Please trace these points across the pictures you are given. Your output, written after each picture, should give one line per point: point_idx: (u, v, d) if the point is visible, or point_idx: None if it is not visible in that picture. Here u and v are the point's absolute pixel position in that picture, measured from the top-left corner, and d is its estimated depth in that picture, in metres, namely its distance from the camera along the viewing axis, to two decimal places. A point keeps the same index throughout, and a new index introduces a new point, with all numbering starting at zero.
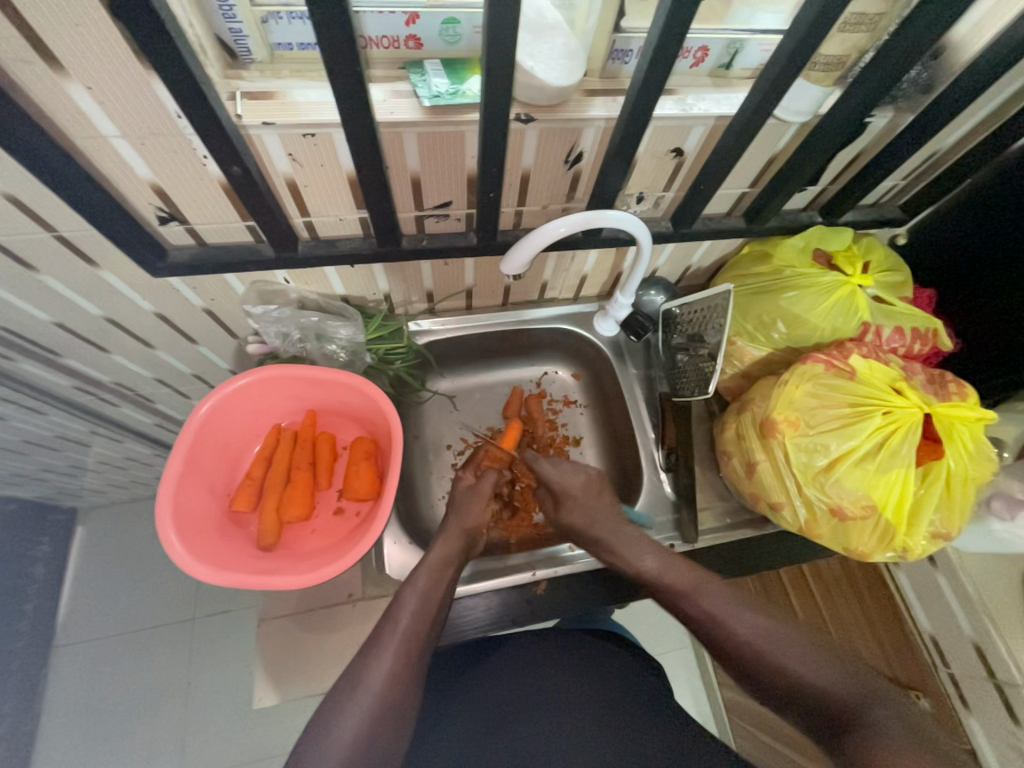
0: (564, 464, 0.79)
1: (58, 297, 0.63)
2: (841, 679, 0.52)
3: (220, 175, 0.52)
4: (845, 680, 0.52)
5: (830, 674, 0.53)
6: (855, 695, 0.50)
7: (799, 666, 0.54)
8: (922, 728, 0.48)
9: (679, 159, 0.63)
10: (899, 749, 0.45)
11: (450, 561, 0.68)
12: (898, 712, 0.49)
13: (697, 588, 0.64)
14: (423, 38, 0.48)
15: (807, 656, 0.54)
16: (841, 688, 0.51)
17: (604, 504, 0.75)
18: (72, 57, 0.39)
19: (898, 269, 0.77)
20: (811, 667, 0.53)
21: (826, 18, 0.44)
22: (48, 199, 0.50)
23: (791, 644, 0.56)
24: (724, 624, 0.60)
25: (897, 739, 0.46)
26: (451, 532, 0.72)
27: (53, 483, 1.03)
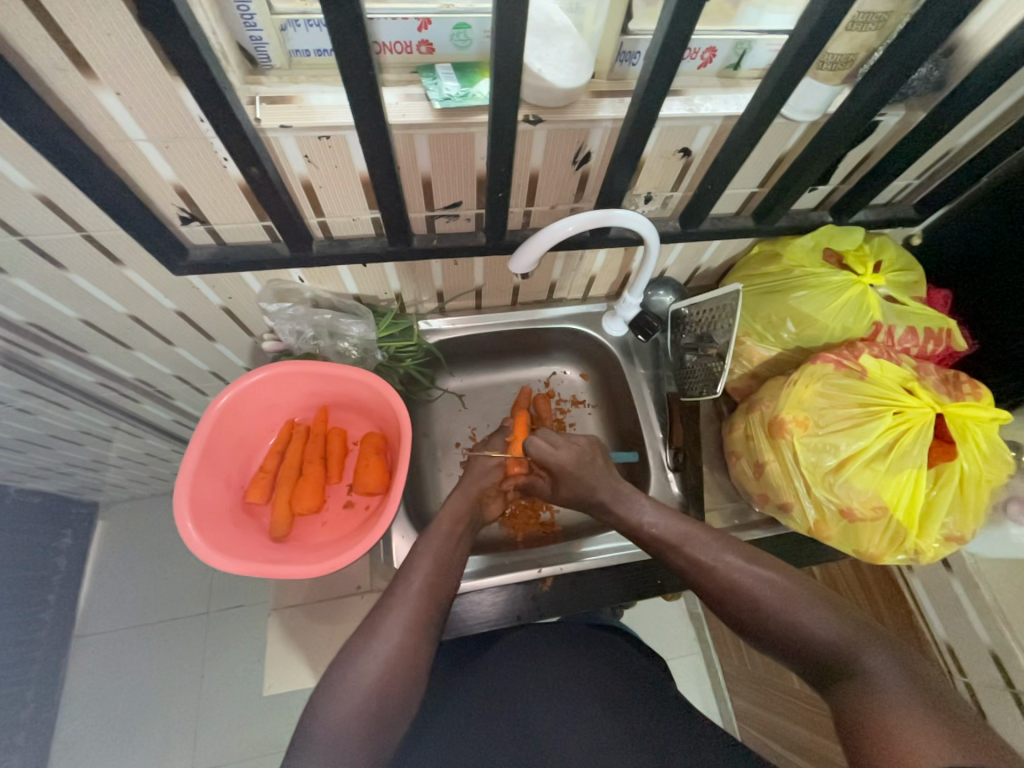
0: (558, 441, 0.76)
1: (84, 295, 0.65)
2: (835, 626, 0.54)
3: (239, 176, 0.54)
4: (839, 627, 0.54)
5: (825, 621, 0.54)
6: (848, 641, 0.52)
7: (795, 617, 0.56)
8: (914, 666, 0.50)
9: (687, 159, 0.64)
10: (892, 690, 0.48)
11: (463, 520, 0.72)
12: (890, 652, 0.51)
13: (686, 538, 0.66)
14: (435, 43, 0.49)
15: (802, 606, 0.56)
16: (835, 635, 0.53)
17: (596, 471, 0.75)
18: (103, 64, 0.42)
19: (911, 268, 0.76)
20: (809, 614, 0.55)
21: (832, 17, 0.44)
22: (79, 200, 0.53)
23: (787, 596, 0.57)
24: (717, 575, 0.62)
25: (889, 680, 0.48)
26: (461, 499, 0.75)
27: (76, 477, 1.07)
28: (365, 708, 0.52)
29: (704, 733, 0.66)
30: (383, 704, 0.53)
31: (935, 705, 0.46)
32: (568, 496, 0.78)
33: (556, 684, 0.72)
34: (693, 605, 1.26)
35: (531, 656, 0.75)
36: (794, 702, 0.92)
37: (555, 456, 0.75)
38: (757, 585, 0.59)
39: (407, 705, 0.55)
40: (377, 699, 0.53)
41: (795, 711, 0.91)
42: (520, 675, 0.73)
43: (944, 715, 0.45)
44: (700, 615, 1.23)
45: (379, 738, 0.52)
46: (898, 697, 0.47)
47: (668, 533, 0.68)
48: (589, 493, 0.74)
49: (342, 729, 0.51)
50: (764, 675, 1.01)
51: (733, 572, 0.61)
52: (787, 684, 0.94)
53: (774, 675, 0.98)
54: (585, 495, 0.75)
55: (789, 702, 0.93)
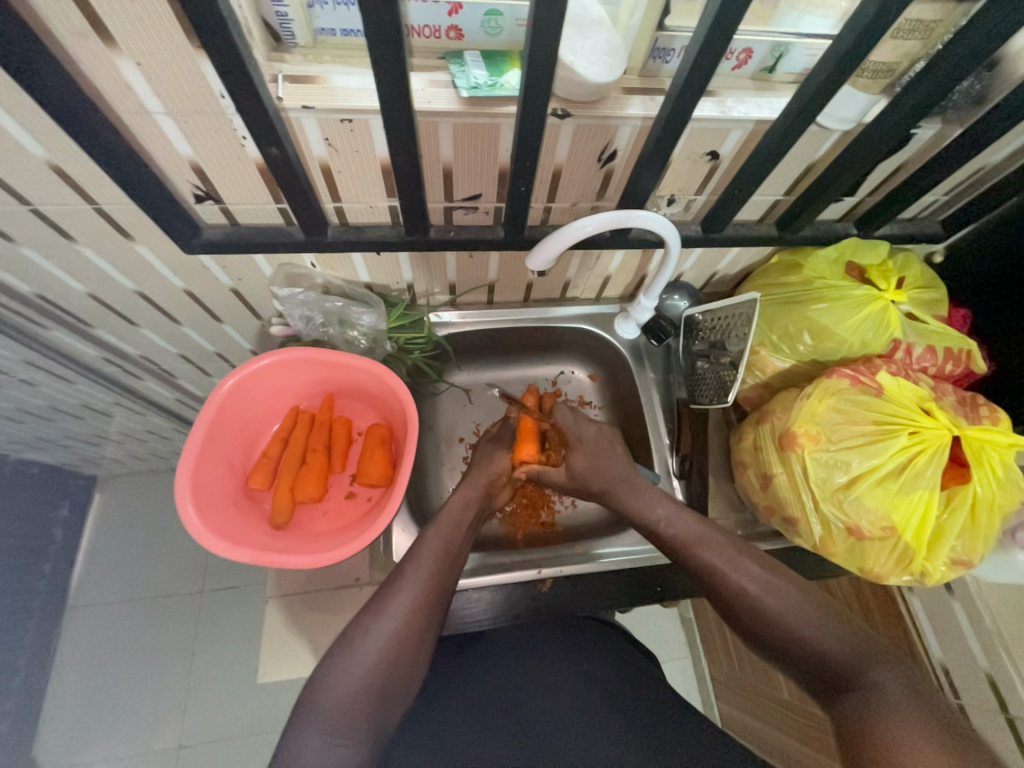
0: (581, 415, 0.82)
1: (94, 269, 0.64)
2: (841, 639, 0.54)
3: (258, 156, 0.53)
4: (847, 636, 0.54)
5: (831, 630, 0.54)
6: (855, 652, 0.52)
7: (800, 623, 0.56)
8: (915, 683, 0.49)
9: (714, 162, 0.62)
10: (895, 702, 0.48)
11: (473, 506, 0.73)
12: (897, 667, 0.51)
13: (704, 538, 0.66)
14: (465, 29, 0.48)
15: (809, 616, 0.56)
16: (841, 645, 0.53)
17: (613, 456, 0.77)
18: (124, 32, 0.40)
19: (932, 285, 0.75)
20: (814, 628, 0.55)
21: (879, 24, 0.42)
22: (92, 171, 0.52)
23: (794, 605, 0.57)
24: (723, 584, 0.61)
25: (895, 694, 0.48)
26: (474, 483, 0.76)
27: (76, 450, 1.07)
28: (368, 687, 0.53)
29: (695, 736, 0.66)
30: (385, 685, 0.54)
31: (936, 721, 0.46)
32: (580, 484, 0.78)
33: (556, 679, 0.71)
34: (685, 610, 1.27)
35: (528, 650, 0.75)
36: (781, 713, 0.92)
37: (577, 427, 0.80)
38: (763, 593, 0.59)
39: (408, 688, 0.56)
40: (380, 679, 0.54)
41: (786, 723, 0.90)
42: (519, 668, 0.73)
43: (947, 739, 0.44)
44: (692, 620, 1.23)
45: (378, 718, 0.53)
46: (901, 710, 0.47)
47: (687, 534, 0.67)
48: (602, 480, 0.75)
49: (342, 706, 0.52)
50: (753, 684, 1.01)
51: (742, 578, 0.61)
52: (776, 695, 0.94)
53: (763, 684, 0.98)
54: (598, 484, 0.76)
55: (778, 712, 0.93)
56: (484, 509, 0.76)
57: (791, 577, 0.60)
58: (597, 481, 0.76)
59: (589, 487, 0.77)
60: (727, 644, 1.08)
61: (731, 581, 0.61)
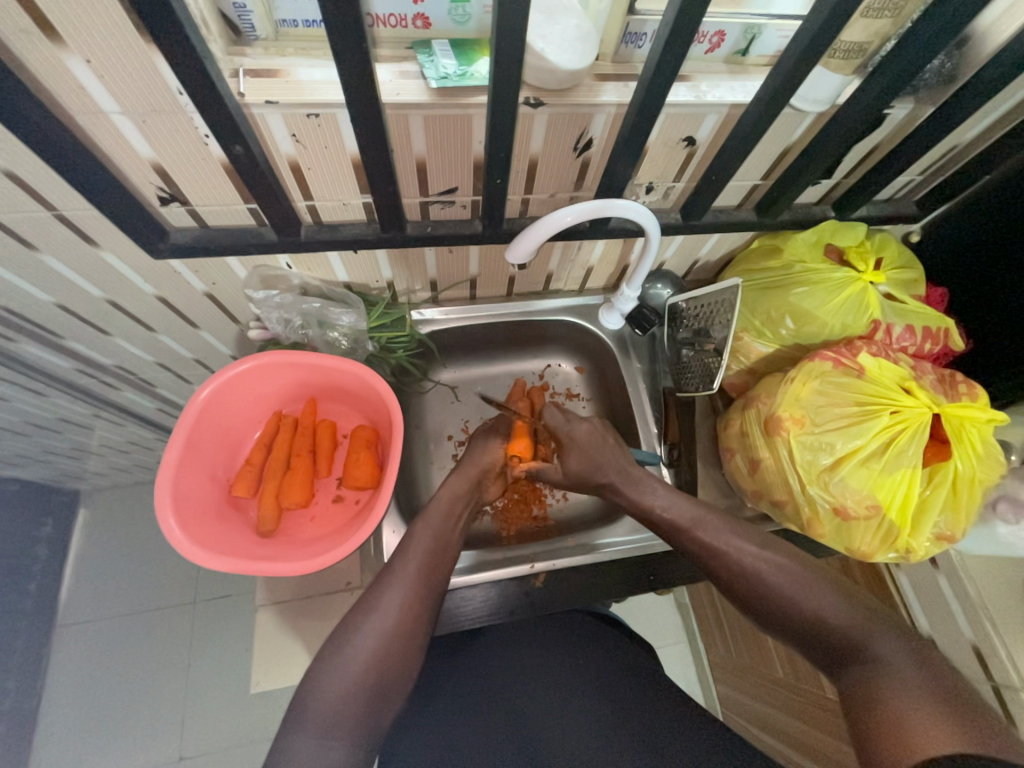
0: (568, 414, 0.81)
1: (59, 278, 0.62)
2: (849, 613, 0.54)
3: (222, 155, 0.51)
4: (856, 610, 0.55)
5: (834, 607, 0.55)
6: (861, 628, 0.53)
7: (802, 600, 0.57)
8: (923, 654, 0.50)
9: (691, 148, 0.62)
10: (902, 672, 0.48)
11: (460, 501, 0.73)
12: (899, 641, 0.51)
13: (697, 522, 0.67)
14: (431, 17, 0.47)
15: (810, 590, 0.57)
16: (846, 621, 0.54)
17: (607, 449, 0.76)
18: (71, 28, 0.38)
19: (910, 265, 0.75)
20: (819, 601, 0.56)
21: (849, 3, 0.42)
22: (48, 177, 0.50)
23: (798, 581, 0.58)
24: (730, 560, 0.63)
25: (898, 665, 0.49)
26: (461, 478, 0.75)
27: (55, 465, 1.04)
28: (362, 683, 0.54)
29: (691, 720, 0.67)
30: (379, 683, 0.54)
31: (944, 691, 0.46)
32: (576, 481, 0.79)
33: (554, 675, 0.72)
34: (681, 595, 1.28)
35: (527, 646, 0.75)
36: (777, 691, 0.93)
37: (568, 427, 0.79)
38: (766, 567, 0.60)
39: (403, 683, 0.56)
40: (374, 675, 0.54)
41: (781, 702, 0.92)
42: (517, 665, 0.73)
43: (953, 707, 0.45)
44: (687, 605, 1.25)
45: (374, 714, 0.53)
46: (908, 682, 0.47)
47: (681, 517, 0.68)
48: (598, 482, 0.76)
49: (336, 705, 0.52)
50: (749, 664, 1.02)
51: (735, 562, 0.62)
52: (771, 674, 0.95)
53: (759, 665, 0.99)
54: (593, 479, 0.76)
55: (773, 691, 0.95)
56: (473, 503, 0.76)
57: (794, 556, 0.61)
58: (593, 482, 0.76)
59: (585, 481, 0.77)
60: (722, 627, 1.10)
61: (725, 564, 0.63)
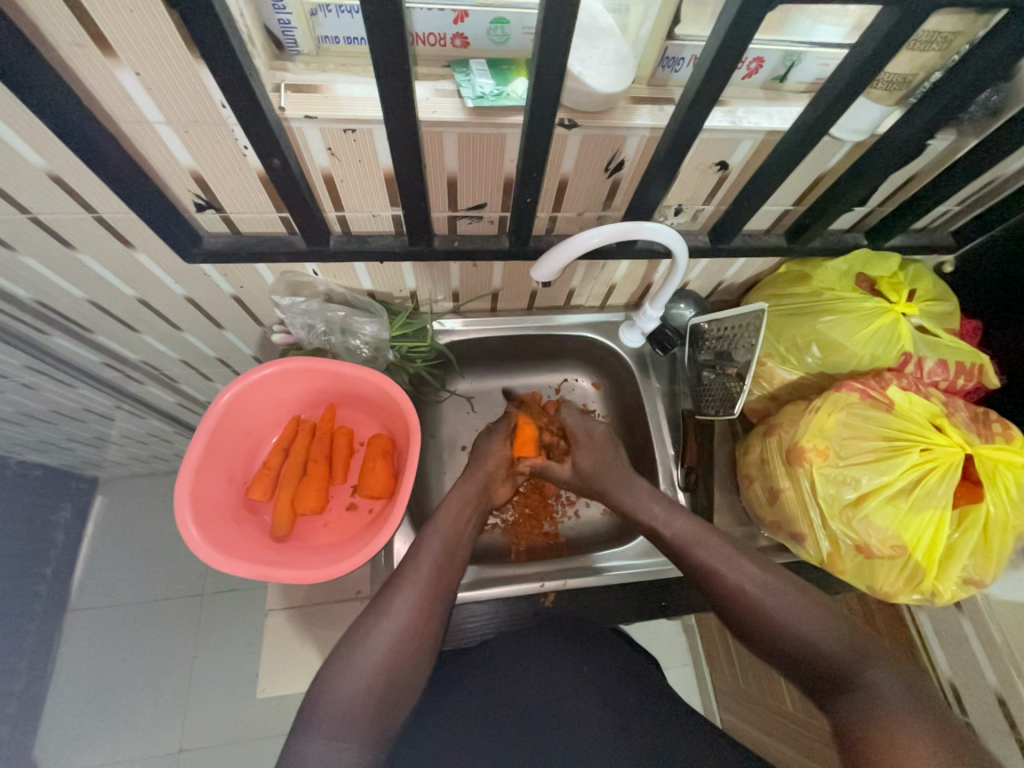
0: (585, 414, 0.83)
1: (94, 277, 0.64)
2: (842, 641, 0.53)
3: (259, 165, 0.52)
4: (848, 636, 0.54)
5: (827, 634, 0.54)
6: (853, 656, 0.52)
7: (797, 628, 0.55)
8: (913, 683, 0.50)
9: (723, 172, 0.61)
10: (895, 703, 0.48)
11: (471, 504, 0.73)
12: (890, 669, 0.51)
13: (700, 539, 0.64)
14: (471, 36, 0.47)
15: (802, 615, 0.56)
16: (838, 648, 0.53)
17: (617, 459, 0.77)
18: (124, 43, 0.39)
19: (945, 298, 0.73)
20: (814, 629, 0.54)
21: (897, 36, 0.41)
22: (92, 181, 0.51)
23: (791, 606, 0.56)
24: (725, 582, 0.60)
25: (891, 696, 0.48)
26: (474, 478, 0.76)
27: (78, 453, 1.06)
28: (373, 686, 0.54)
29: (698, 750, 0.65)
30: (390, 685, 0.54)
31: (934, 721, 0.47)
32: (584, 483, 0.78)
33: (555, 683, 0.66)
34: (688, 618, 1.25)
35: (530, 651, 0.70)
36: (786, 724, 0.90)
37: (581, 424, 0.81)
38: (759, 592, 0.58)
39: (413, 687, 0.56)
40: (384, 678, 0.54)
41: (788, 734, 0.89)
42: (518, 671, 0.68)
43: (945, 739, 0.45)
44: (695, 627, 1.22)
45: (385, 718, 0.53)
46: (901, 715, 0.47)
47: (683, 533, 0.66)
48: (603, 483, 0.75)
49: (347, 708, 0.52)
50: (756, 693, 1.00)
51: (746, 578, 0.60)
52: (780, 706, 0.93)
53: (768, 695, 0.96)
54: (598, 484, 0.76)
55: (778, 723, 0.93)
56: (483, 506, 0.75)
57: (790, 579, 0.59)
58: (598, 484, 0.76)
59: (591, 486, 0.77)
60: (731, 653, 1.07)
61: (732, 583, 0.60)
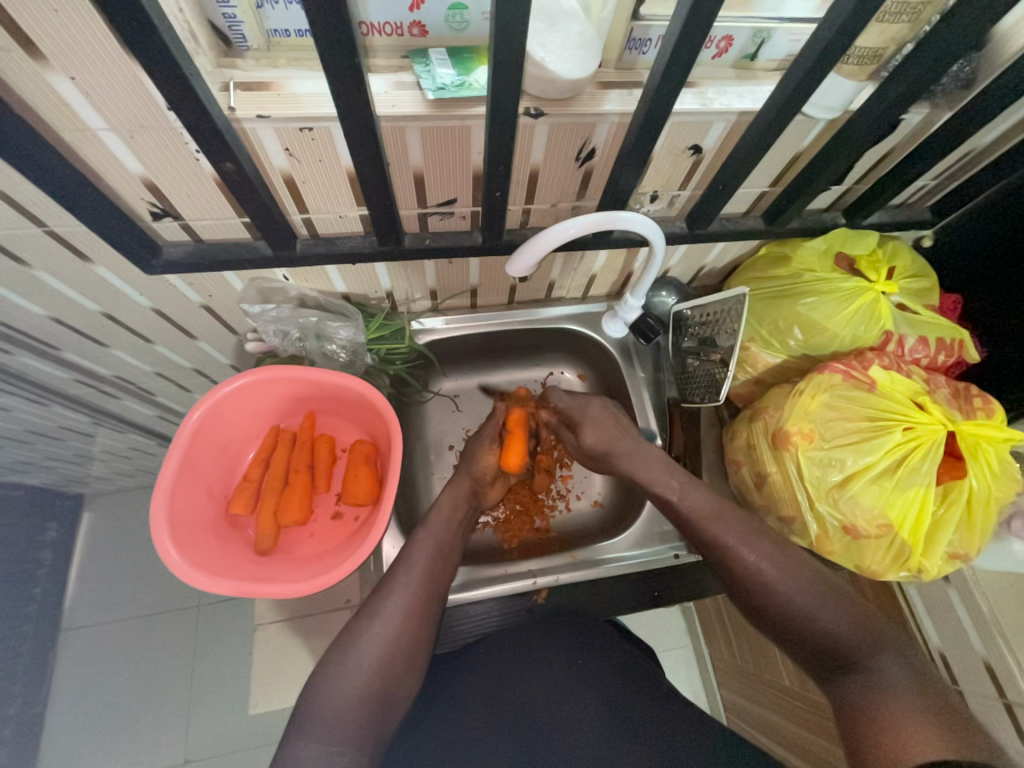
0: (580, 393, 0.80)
1: (52, 293, 0.61)
2: (855, 625, 0.53)
3: (214, 170, 0.50)
4: (860, 620, 0.53)
5: (840, 618, 0.54)
6: (865, 640, 0.52)
7: (817, 607, 0.55)
8: (921, 670, 0.50)
9: (697, 156, 0.60)
10: (904, 690, 0.48)
11: (462, 507, 0.72)
12: (900, 656, 0.51)
13: (717, 514, 0.64)
14: (428, 25, 0.45)
15: (818, 599, 0.55)
16: (851, 632, 0.53)
17: (622, 429, 0.74)
18: (53, 45, 0.37)
19: (924, 274, 0.73)
20: (829, 611, 0.54)
21: (864, 11, 0.40)
22: (38, 194, 0.48)
23: (804, 589, 0.56)
24: (739, 561, 0.60)
25: (901, 683, 0.49)
26: (461, 484, 0.74)
27: (57, 471, 1.04)
28: (366, 691, 0.53)
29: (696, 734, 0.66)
30: (383, 689, 0.54)
31: (941, 706, 0.46)
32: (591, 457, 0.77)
33: (554, 675, 0.67)
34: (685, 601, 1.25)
35: (522, 648, 0.70)
36: (785, 699, 0.92)
37: (578, 402, 0.78)
38: (772, 572, 0.58)
39: (407, 690, 0.56)
40: (377, 683, 0.54)
41: (786, 710, 0.91)
42: (512, 667, 0.68)
43: (952, 723, 0.45)
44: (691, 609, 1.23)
45: (378, 722, 0.52)
46: (910, 701, 0.47)
47: (700, 508, 0.66)
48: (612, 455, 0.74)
49: (340, 713, 0.51)
50: (753, 672, 1.01)
51: (760, 556, 0.59)
52: (778, 682, 0.94)
53: (766, 671, 0.98)
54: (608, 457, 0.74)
55: (775, 698, 0.95)
56: (474, 507, 0.75)
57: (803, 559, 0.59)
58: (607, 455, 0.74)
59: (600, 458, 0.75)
60: (727, 633, 1.09)
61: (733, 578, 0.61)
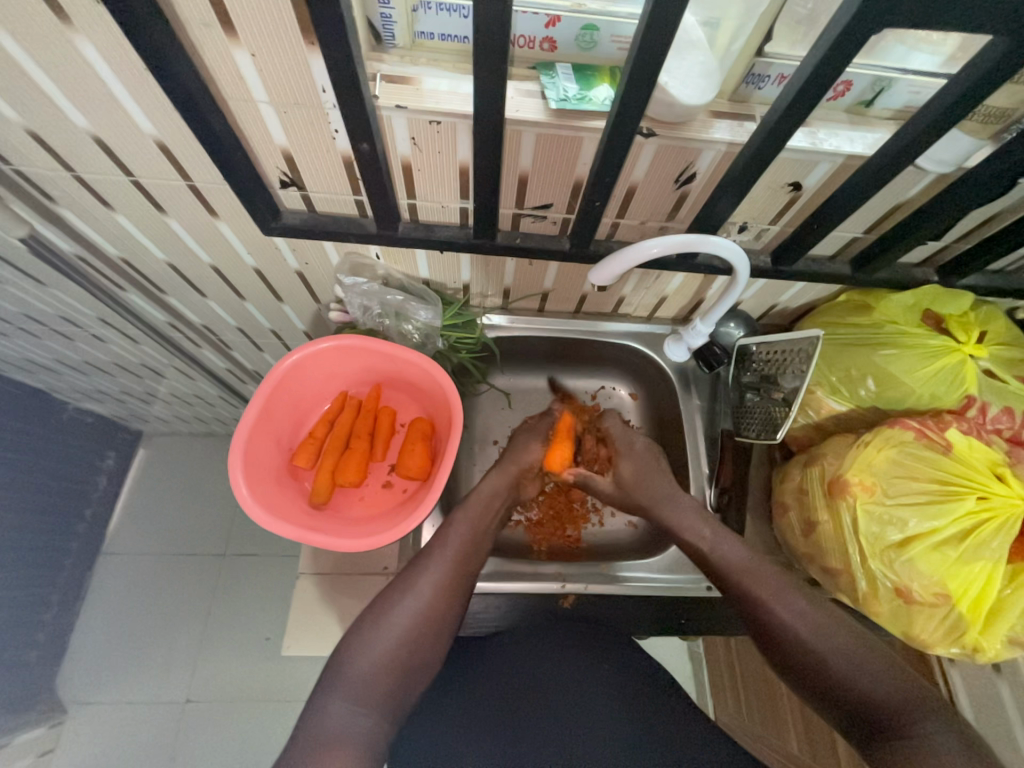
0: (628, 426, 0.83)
1: (177, 240, 0.68)
2: (900, 690, 0.52)
3: (345, 149, 0.55)
4: (906, 687, 0.52)
5: (883, 683, 0.52)
6: (909, 708, 0.50)
7: (858, 670, 0.54)
8: (970, 743, 0.48)
9: (795, 193, 0.60)
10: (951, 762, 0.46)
11: (500, 495, 0.73)
12: (949, 726, 0.49)
13: (747, 570, 0.63)
14: (559, 41, 0.48)
15: (861, 663, 0.54)
16: (895, 699, 0.51)
17: (659, 470, 0.76)
18: (246, 24, 0.42)
19: (1016, 345, 0.70)
20: (869, 675, 0.53)
21: (1001, 72, 0.41)
22: (192, 151, 0.55)
23: (846, 652, 0.55)
24: (775, 619, 0.59)
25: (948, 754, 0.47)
26: (506, 472, 0.76)
27: (130, 405, 1.13)
28: (393, 660, 0.55)
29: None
30: (410, 661, 0.56)
31: None
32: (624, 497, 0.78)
33: (573, 679, 0.67)
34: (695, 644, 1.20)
35: (544, 650, 0.70)
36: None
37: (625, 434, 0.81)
38: (809, 629, 0.57)
39: (429, 666, 0.58)
40: (404, 654, 0.56)
41: None
42: (534, 665, 0.68)
43: None
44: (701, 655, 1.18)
45: (402, 689, 0.55)
46: None
47: (730, 560, 0.65)
48: (648, 494, 0.74)
49: (369, 676, 0.54)
50: (761, 733, 0.97)
51: (793, 612, 0.59)
52: (786, 749, 0.90)
53: (773, 735, 0.94)
54: (643, 496, 0.75)
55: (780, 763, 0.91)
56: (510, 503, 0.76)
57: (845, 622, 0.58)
58: (642, 494, 0.75)
59: (634, 499, 0.76)
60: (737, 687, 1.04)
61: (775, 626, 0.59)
